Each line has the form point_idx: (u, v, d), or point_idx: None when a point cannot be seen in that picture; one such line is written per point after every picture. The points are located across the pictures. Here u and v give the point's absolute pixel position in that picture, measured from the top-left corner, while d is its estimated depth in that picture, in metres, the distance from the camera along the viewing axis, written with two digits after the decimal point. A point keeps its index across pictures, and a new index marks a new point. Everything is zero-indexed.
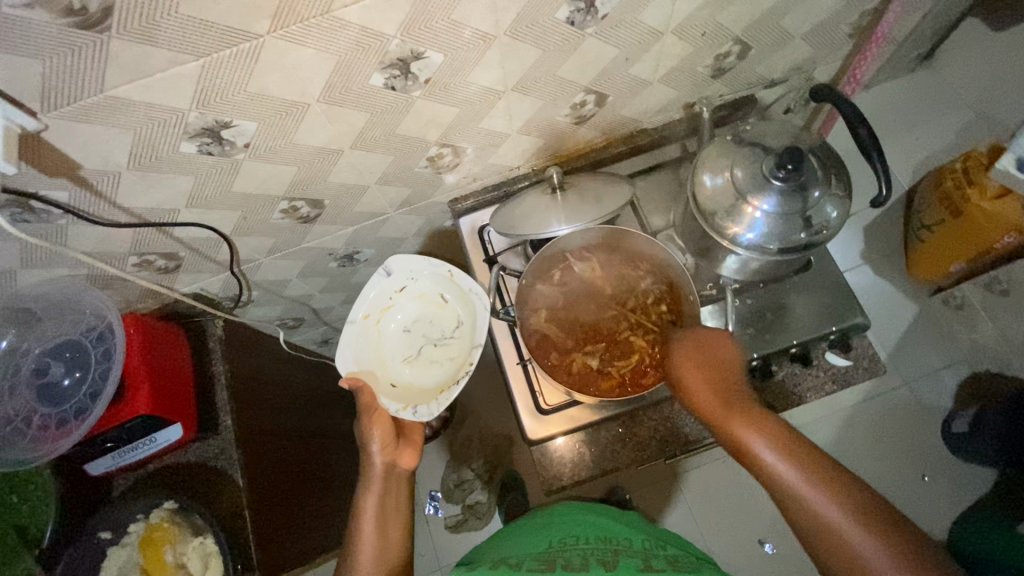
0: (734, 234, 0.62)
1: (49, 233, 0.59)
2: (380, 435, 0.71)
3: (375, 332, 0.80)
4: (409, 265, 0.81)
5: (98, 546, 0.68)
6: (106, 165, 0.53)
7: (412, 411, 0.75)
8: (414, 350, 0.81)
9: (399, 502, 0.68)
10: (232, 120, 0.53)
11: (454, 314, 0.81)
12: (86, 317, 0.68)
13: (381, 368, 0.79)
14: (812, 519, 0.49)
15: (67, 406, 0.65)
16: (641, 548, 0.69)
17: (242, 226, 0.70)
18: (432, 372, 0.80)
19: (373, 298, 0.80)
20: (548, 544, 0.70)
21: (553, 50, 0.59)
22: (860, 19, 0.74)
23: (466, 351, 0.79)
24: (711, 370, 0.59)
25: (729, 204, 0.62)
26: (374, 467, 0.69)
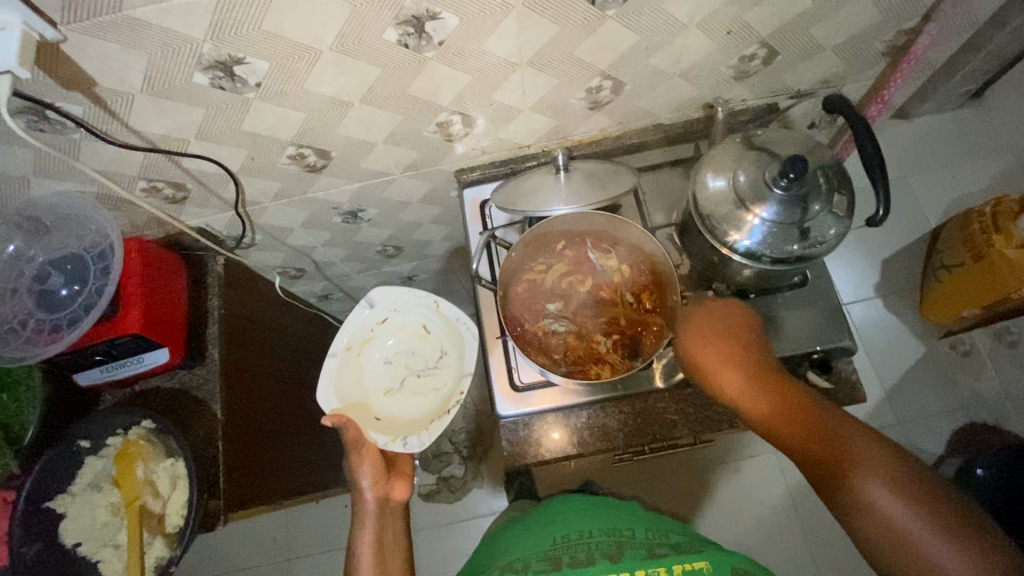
0: (729, 240, 0.62)
1: (62, 145, 0.61)
2: (366, 466, 0.74)
3: (356, 364, 0.80)
4: (390, 299, 0.82)
5: (76, 454, 0.71)
6: (121, 86, 0.55)
7: (403, 443, 0.76)
8: (397, 382, 0.82)
9: (396, 533, 0.72)
10: (245, 57, 0.54)
11: (438, 344, 0.82)
12: (90, 234, 0.70)
13: (365, 403, 0.79)
14: (853, 501, 0.49)
15: (62, 314, 0.67)
16: (644, 537, 0.71)
17: (249, 166, 0.71)
18: (416, 405, 0.80)
19: (354, 331, 0.81)
20: (554, 540, 0.72)
21: (571, 28, 0.59)
22: (896, 38, 0.71)
23: (454, 381, 0.80)
24: (722, 341, 0.62)
25: (728, 208, 0.62)
26: (367, 503, 0.73)
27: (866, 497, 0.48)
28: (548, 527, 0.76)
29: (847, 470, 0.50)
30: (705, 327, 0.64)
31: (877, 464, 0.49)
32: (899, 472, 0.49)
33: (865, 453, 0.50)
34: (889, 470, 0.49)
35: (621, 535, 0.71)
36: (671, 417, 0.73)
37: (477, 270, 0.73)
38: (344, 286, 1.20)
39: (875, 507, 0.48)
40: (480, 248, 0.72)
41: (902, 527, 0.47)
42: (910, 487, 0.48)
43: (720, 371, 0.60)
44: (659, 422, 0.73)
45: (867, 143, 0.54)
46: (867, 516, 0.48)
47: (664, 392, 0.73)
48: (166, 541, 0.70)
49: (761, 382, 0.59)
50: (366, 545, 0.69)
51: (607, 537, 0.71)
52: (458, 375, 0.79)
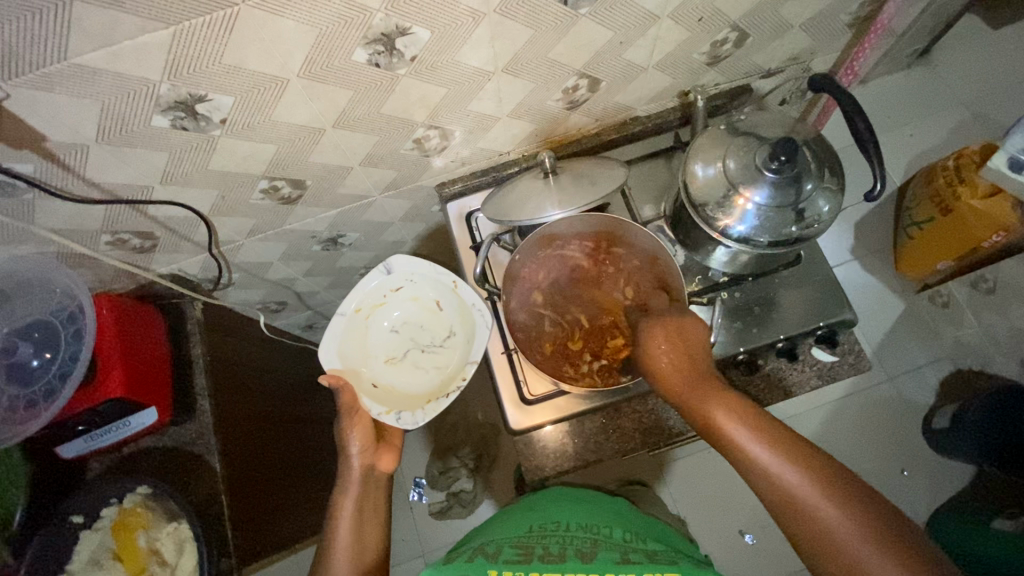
0: (725, 228, 0.61)
1: (14, 208, 0.57)
2: (360, 433, 0.69)
3: (363, 329, 0.79)
4: (409, 268, 0.80)
5: (69, 530, 0.66)
6: (74, 138, 0.51)
7: (396, 416, 0.73)
8: (401, 351, 0.80)
9: (377, 504, 0.66)
10: (208, 94, 0.51)
11: (448, 323, 0.80)
12: (56, 296, 0.65)
13: (363, 368, 0.78)
14: (793, 507, 0.47)
15: (36, 388, 0.62)
16: (621, 540, 0.66)
17: (221, 206, 0.67)
18: (416, 377, 0.79)
19: (369, 292, 0.80)
20: (530, 531, 0.69)
21: (545, 30, 0.57)
22: (860, 9, 0.72)
23: (458, 364, 0.77)
24: (686, 352, 0.58)
25: (719, 194, 0.61)
26: (352, 472, 0.67)
27: (805, 507, 0.47)
28: (529, 516, 0.74)
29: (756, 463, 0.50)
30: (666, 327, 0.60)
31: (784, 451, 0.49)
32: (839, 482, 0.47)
33: (789, 453, 0.49)
34: (821, 478, 0.48)
35: (599, 532, 0.68)
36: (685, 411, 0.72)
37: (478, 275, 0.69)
38: (328, 314, 1.16)
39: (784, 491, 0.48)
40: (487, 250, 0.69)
41: (830, 528, 0.45)
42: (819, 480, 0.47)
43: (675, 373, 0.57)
44: (673, 418, 0.72)
45: (855, 117, 0.54)
46: (800, 517, 0.47)
47: None
48: None
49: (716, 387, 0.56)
50: (345, 512, 0.63)
51: (583, 534, 0.67)
52: (465, 358, 0.77)
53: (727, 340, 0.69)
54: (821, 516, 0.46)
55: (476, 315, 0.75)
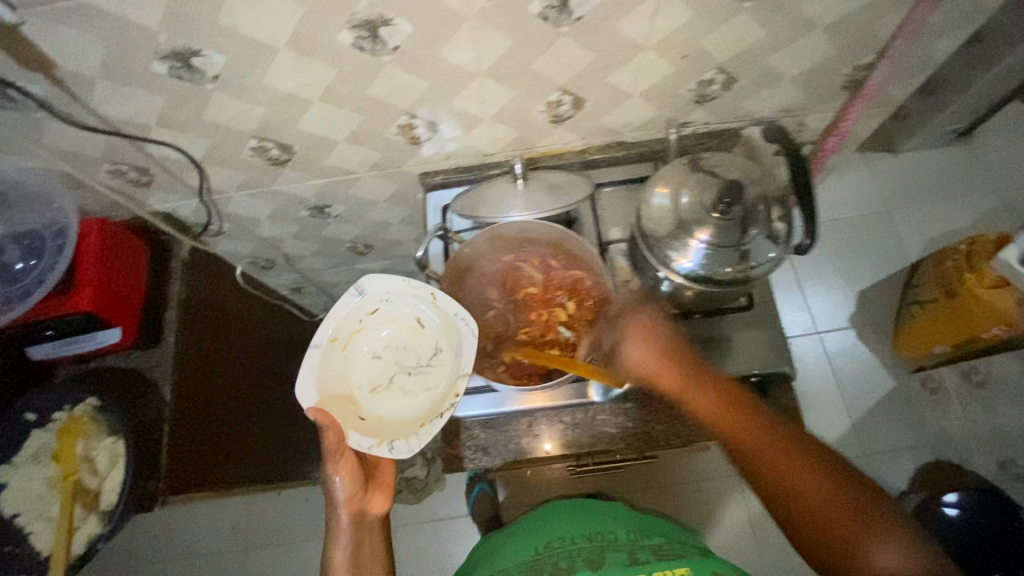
0: (673, 264, 0.63)
1: (24, 123, 0.63)
2: (345, 480, 0.67)
3: (341, 358, 0.70)
4: (383, 288, 0.72)
5: (23, 426, 0.72)
6: (80, 70, 0.56)
7: (388, 447, 0.64)
8: (386, 378, 0.72)
9: (373, 548, 0.67)
10: (202, 50, 0.56)
11: (432, 340, 0.72)
12: (52, 213, 0.72)
13: (349, 400, 0.69)
14: (799, 513, 0.53)
15: (15, 287, 0.68)
16: (626, 541, 0.73)
17: (213, 156, 0.73)
18: (404, 405, 0.70)
19: (344, 320, 0.71)
20: (536, 550, 0.75)
21: (526, 42, 0.60)
22: (855, 72, 0.72)
23: (451, 380, 0.68)
24: (668, 358, 0.64)
25: (672, 231, 0.63)
26: (342, 521, 0.66)
27: (807, 506, 0.53)
28: (532, 538, 0.79)
29: (796, 491, 0.54)
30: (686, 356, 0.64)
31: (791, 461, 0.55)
32: (873, 512, 0.51)
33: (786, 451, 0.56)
34: (818, 475, 0.54)
35: (604, 538, 0.74)
36: (609, 431, 0.74)
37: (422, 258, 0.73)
38: (315, 280, 1.21)
39: (809, 508, 0.53)
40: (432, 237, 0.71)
41: (834, 522, 0.51)
42: (817, 480, 0.54)
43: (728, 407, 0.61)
44: (598, 435, 0.73)
45: None
46: (807, 519, 0.53)
47: (605, 406, 0.74)
48: (100, 517, 0.71)
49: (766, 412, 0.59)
50: (342, 565, 0.64)
51: (589, 542, 0.74)
52: (455, 370, 0.69)
53: None
54: (826, 517, 0.52)
55: (462, 326, 0.68)
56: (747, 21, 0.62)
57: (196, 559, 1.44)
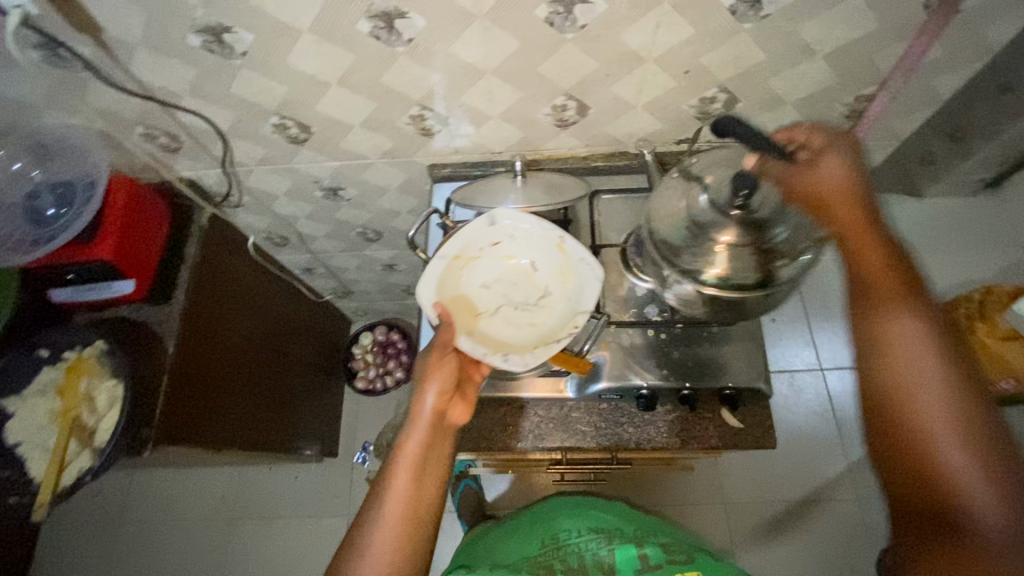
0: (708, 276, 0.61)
1: (70, 81, 0.69)
2: (436, 378, 0.63)
3: (458, 276, 0.72)
4: (515, 222, 0.74)
5: (35, 360, 0.78)
6: (125, 36, 0.62)
7: (502, 358, 0.67)
8: (493, 307, 0.74)
9: (440, 454, 0.62)
10: (233, 26, 0.61)
11: (544, 283, 0.75)
12: (87, 166, 0.77)
13: (462, 316, 0.71)
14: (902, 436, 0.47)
15: (44, 231, 0.74)
16: (634, 535, 0.77)
17: (237, 128, 0.78)
18: (508, 334, 0.72)
19: (470, 243, 0.73)
20: (542, 543, 0.77)
21: (533, 45, 0.64)
22: (856, 102, 0.74)
23: (564, 317, 0.72)
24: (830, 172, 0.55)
25: (691, 234, 0.62)
26: (423, 414, 0.62)
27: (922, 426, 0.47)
28: (537, 528, 0.82)
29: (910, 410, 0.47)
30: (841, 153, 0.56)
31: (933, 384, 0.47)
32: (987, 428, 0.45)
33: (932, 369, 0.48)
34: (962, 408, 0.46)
35: (610, 532, 0.78)
36: (581, 428, 0.75)
37: (413, 237, 0.74)
38: (326, 262, 1.26)
39: (914, 426, 0.47)
40: (424, 218, 0.73)
41: (943, 455, 0.45)
42: (954, 413, 0.46)
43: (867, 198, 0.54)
44: (570, 433, 0.74)
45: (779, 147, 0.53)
46: (906, 433, 0.47)
47: (581, 404, 0.76)
48: (91, 454, 0.74)
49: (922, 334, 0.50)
50: (405, 459, 0.60)
51: (594, 535, 0.77)
52: (569, 312, 0.71)
53: (635, 372, 0.71)
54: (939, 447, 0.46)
55: (587, 271, 0.71)
56: (746, 41, 0.64)
57: (185, 523, 1.49)
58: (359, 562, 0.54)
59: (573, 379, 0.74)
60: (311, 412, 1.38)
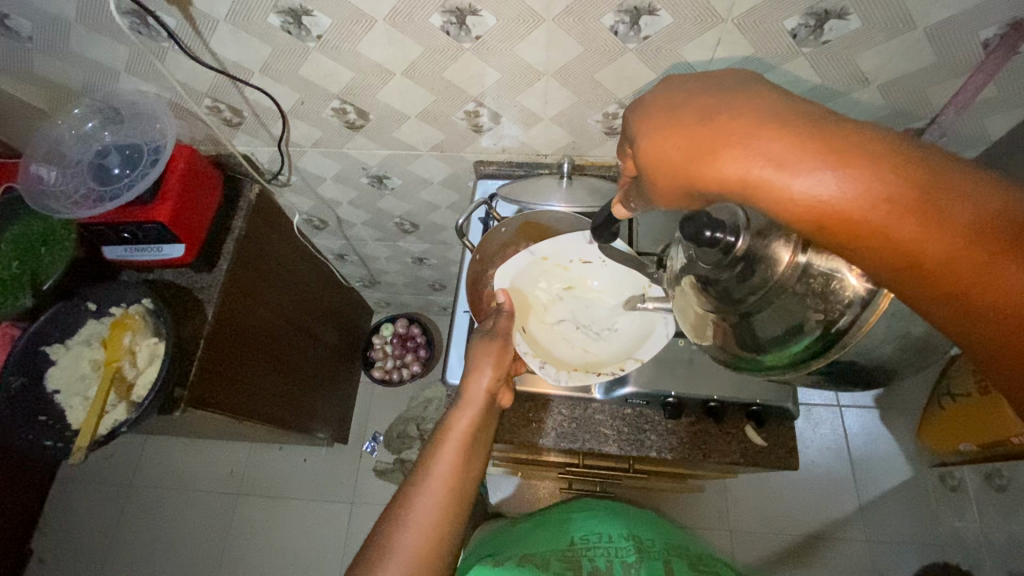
0: (849, 290, 0.46)
1: (152, 50, 0.73)
2: (487, 368, 0.67)
3: (539, 270, 0.76)
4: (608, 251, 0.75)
5: (82, 312, 0.81)
6: (210, 12, 0.66)
7: (540, 364, 0.70)
8: (558, 314, 0.77)
9: (485, 433, 0.66)
10: (313, 10, 0.64)
11: (612, 314, 0.76)
12: (154, 132, 0.81)
13: (528, 305, 0.76)
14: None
15: (108, 189, 0.79)
16: (659, 549, 0.85)
17: (299, 109, 0.81)
18: (558, 345, 0.75)
19: (562, 250, 0.76)
20: (572, 540, 0.86)
21: (595, 51, 0.66)
22: (904, 135, 0.76)
23: (615, 355, 0.73)
24: (672, 131, 0.41)
25: (779, 305, 0.51)
26: (477, 394, 0.66)
27: None
28: (566, 527, 0.90)
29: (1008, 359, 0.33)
30: (677, 108, 0.42)
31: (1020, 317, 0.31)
32: None
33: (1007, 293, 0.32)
34: None
35: (640, 544, 0.86)
36: (604, 431, 0.75)
37: (460, 223, 0.76)
38: (359, 249, 1.29)
39: None
40: (473, 207, 0.77)
41: None
42: None
43: (734, 142, 0.37)
44: (594, 434, 0.75)
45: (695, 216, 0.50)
46: None
47: (605, 406, 0.76)
48: (127, 407, 0.77)
49: (976, 254, 0.32)
50: (451, 437, 0.63)
51: (624, 543, 0.86)
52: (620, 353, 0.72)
53: (664, 379, 0.71)
54: None
55: (659, 323, 0.71)
56: (803, 65, 0.66)
57: (192, 495, 1.51)
58: (408, 527, 0.53)
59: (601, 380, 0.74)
60: (327, 396, 1.39)
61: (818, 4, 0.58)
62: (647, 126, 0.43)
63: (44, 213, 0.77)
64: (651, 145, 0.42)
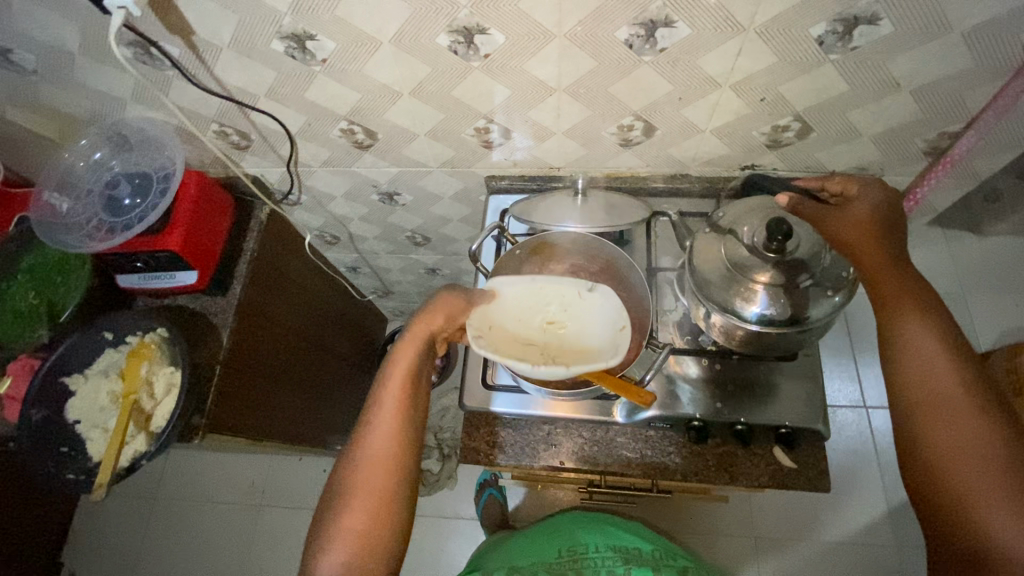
0: (745, 311, 0.62)
1: (156, 78, 0.72)
2: (413, 338, 0.64)
3: (526, 285, 0.72)
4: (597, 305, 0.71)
5: (99, 342, 0.82)
6: (213, 39, 0.64)
7: (478, 338, 0.64)
8: (521, 327, 0.70)
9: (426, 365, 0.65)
10: (317, 34, 0.62)
11: (572, 342, 0.69)
12: (163, 159, 0.80)
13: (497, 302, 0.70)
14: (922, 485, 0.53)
15: (120, 220, 0.78)
16: (650, 557, 0.85)
17: (307, 131, 0.80)
18: (508, 344, 0.67)
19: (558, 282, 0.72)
20: (558, 554, 0.85)
21: (609, 65, 0.63)
22: (939, 138, 0.71)
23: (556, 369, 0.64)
24: (873, 218, 0.59)
25: (732, 285, 0.62)
26: (415, 337, 0.65)
27: (921, 478, 0.53)
28: (553, 540, 0.89)
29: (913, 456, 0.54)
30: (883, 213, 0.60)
31: (940, 437, 0.52)
32: (945, 477, 0.52)
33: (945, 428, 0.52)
34: (952, 461, 0.51)
35: (628, 554, 0.85)
36: (626, 454, 0.73)
37: (475, 248, 0.74)
38: (371, 262, 1.28)
39: (921, 473, 0.53)
40: (487, 231, 0.75)
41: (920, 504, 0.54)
42: (935, 463, 0.52)
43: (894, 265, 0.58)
44: (614, 457, 0.73)
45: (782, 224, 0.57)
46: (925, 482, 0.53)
47: (627, 429, 0.74)
48: (146, 438, 0.77)
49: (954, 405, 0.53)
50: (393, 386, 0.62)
51: (612, 552, 0.85)
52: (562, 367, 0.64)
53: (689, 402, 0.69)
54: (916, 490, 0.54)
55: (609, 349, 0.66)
56: (829, 73, 0.62)
57: (217, 508, 1.52)
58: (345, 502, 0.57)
59: (623, 403, 0.73)
60: (346, 408, 1.39)
61: (847, 10, 0.54)
62: (866, 194, 0.61)
63: (60, 248, 0.77)
64: (855, 209, 0.60)
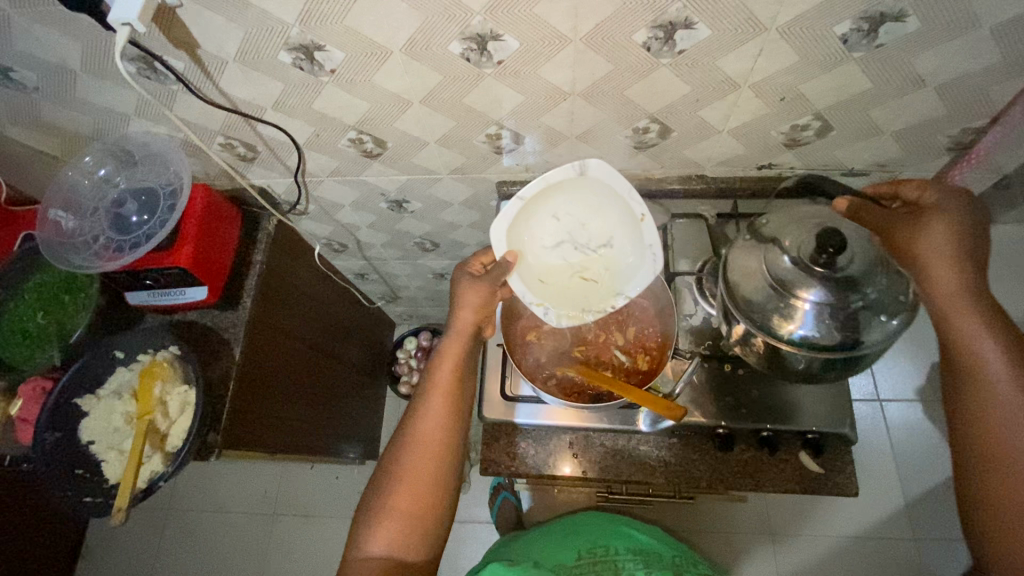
0: (787, 332, 0.61)
1: (161, 93, 0.70)
2: (459, 332, 0.70)
3: (529, 214, 0.64)
4: (607, 183, 0.61)
5: (110, 361, 0.81)
6: (218, 53, 0.63)
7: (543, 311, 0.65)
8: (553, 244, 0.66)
9: (470, 358, 0.71)
10: (325, 45, 0.61)
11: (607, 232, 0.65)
12: (169, 174, 0.79)
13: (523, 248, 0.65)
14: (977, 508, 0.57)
15: (127, 238, 0.76)
16: (671, 562, 0.84)
17: (314, 141, 0.78)
18: (552, 276, 0.67)
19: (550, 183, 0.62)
20: (577, 555, 0.84)
21: (625, 69, 0.62)
22: (962, 133, 0.70)
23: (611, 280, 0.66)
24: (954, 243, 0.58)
25: (768, 305, 0.61)
26: (460, 332, 0.69)
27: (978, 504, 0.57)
28: (569, 541, 0.89)
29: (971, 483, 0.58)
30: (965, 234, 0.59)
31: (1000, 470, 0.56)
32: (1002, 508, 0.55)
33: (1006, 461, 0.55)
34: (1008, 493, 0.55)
35: (649, 559, 0.84)
36: (649, 463, 0.72)
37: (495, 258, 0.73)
38: (379, 268, 1.27)
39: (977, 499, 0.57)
40: None
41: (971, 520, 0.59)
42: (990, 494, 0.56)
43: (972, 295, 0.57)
44: (638, 465, 0.72)
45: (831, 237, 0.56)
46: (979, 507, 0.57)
47: (649, 436, 0.73)
48: (163, 458, 0.76)
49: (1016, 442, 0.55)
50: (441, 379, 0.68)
51: (633, 556, 0.84)
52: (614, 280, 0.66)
53: None
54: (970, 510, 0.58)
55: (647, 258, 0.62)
56: (853, 71, 0.60)
57: (229, 517, 1.52)
58: (399, 480, 0.64)
59: (646, 412, 0.72)
60: (357, 415, 1.38)
61: (873, 7, 0.53)
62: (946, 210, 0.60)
63: (69, 268, 0.76)
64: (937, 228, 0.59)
